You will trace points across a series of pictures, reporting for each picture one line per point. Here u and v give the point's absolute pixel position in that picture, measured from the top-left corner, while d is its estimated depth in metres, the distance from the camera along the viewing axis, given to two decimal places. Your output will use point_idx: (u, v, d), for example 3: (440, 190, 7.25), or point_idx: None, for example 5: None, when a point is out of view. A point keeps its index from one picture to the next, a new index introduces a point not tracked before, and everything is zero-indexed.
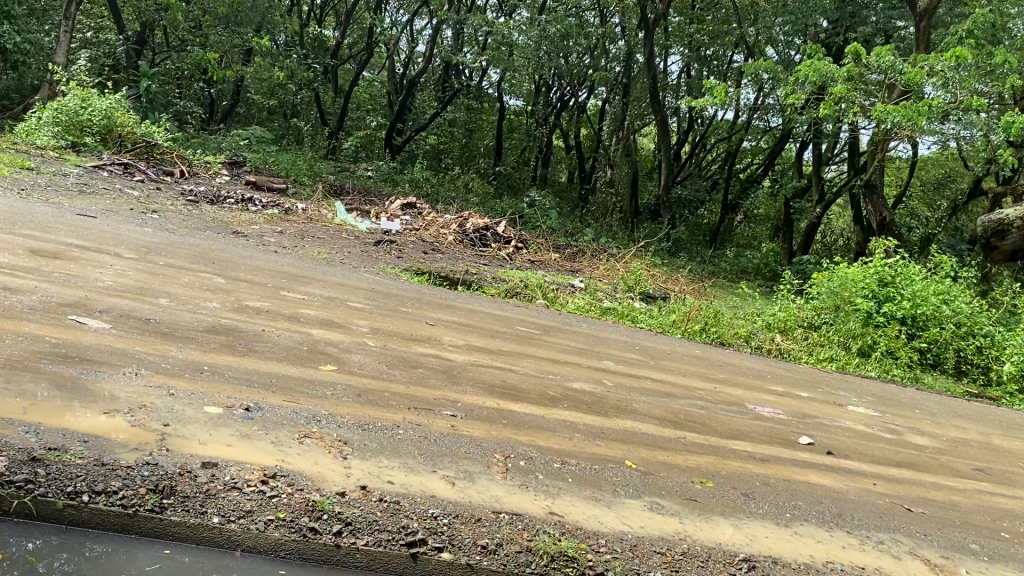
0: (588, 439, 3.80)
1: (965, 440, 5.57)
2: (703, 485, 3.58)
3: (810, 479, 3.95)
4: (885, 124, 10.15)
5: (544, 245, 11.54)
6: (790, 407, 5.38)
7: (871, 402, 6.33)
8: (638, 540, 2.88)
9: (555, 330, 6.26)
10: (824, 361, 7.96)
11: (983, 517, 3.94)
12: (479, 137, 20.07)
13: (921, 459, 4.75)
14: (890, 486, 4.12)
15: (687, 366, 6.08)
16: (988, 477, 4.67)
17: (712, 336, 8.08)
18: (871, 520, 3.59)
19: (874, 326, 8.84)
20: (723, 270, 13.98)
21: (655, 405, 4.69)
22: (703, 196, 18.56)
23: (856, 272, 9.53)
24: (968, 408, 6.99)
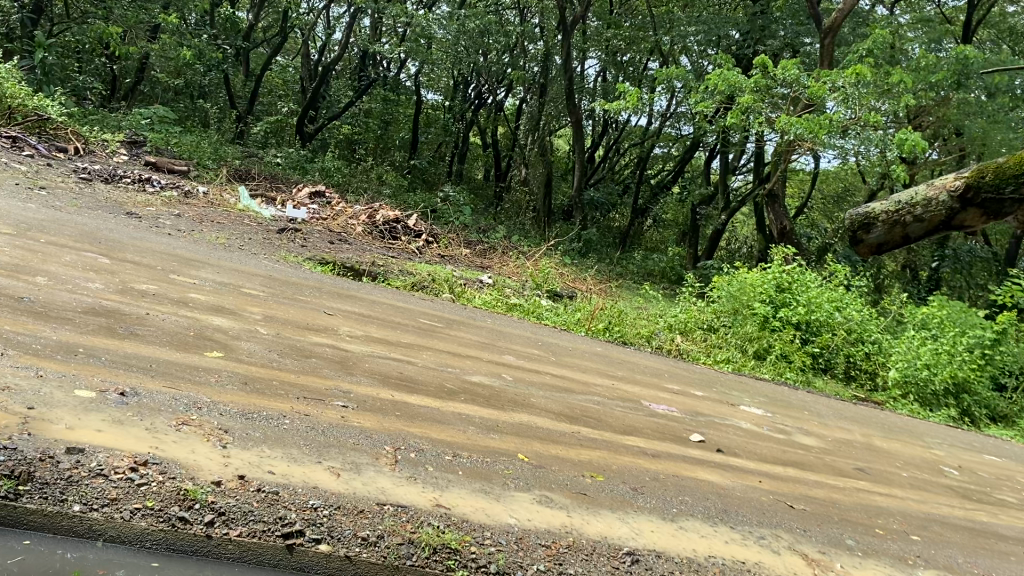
0: (482, 433, 3.78)
1: (846, 441, 5.86)
2: (594, 479, 3.61)
3: (699, 476, 4.05)
4: (788, 135, 10.43)
5: (455, 240, 11.50)
6: (684, 405, 5.60)
7: (762, 402, 6.60)
8: (524, 533, 2.87)
9: (458, 323, 6.24)
10: (721, 363, 8.25)
11: (859, 514, 4.14)
12: (394, 130, 19.87)
13: (805, 459, 4.98)
14: (775, 484, 4.28)
15: (587, 363, 6.17)
16: (865, 476, 4.92)
17: (615, 335, 8.24)
18: (754, 515, 3.71)
19: (770, 330, 9.20)
20: (630, 272, 14.22)
21: (551, 400, 4.73)
22: (614, 200, 18.81)
23: (755, 277, 9.85)
24: (855, 412, 7.35)
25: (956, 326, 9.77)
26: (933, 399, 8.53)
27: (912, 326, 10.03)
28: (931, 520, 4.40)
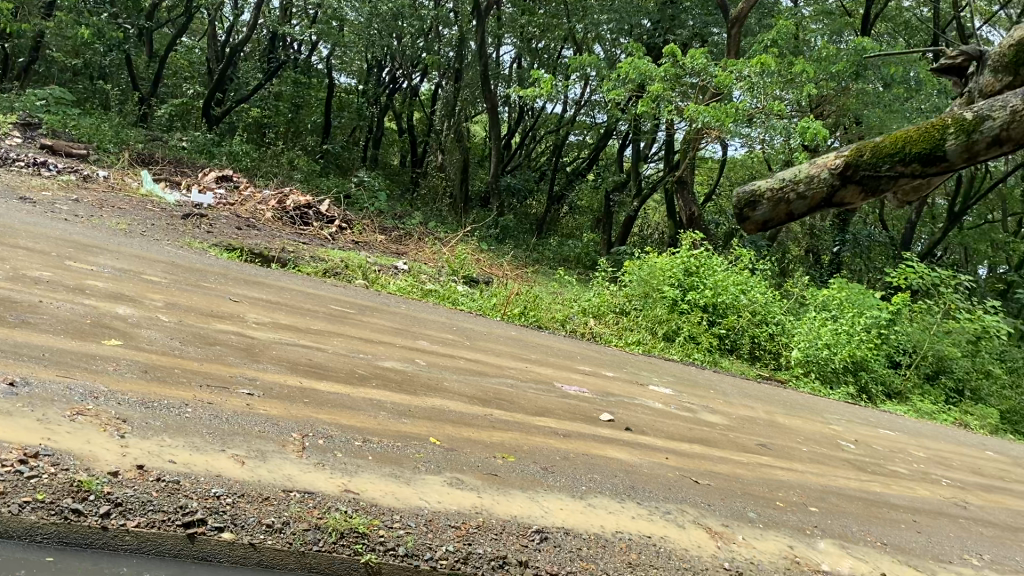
0: (393, 417, 3.77)
1: (750, 418, 6.09)
2: (504, 461, 3.65)
3: (608, 455, 4.15)
4: (696, 124, 10.64)
5: (369, 226, 11.37)
6: (595, 386, 5.75)
7: (671, 382, 6.79)
8: (433, 515, 2.88)
9: (370, 309, 6.20)
10: (633, 345, 8.44)
11: (760, 487, 4.33)
12: (306, 114, 19.46)
13: (711, 436, 5.17)
14: (682, 461, 4.43)
15: (500, 346, 6.22)
16: (767, 451, 5.13)
17: (530, 319, 8.32)
18: (661, 492, 3.83)
19: (679, 312, 9.45)
20: (547, 258, 14.35)
21: (464, 383, 4.76)
22: (530, 186, 18.90)
23: (664, 261, 10.03)
24: (760, 390, 7.65)
25: (854, 307, 10.23)
26: (833, 376, 8.96)
27: (813, 308, 10.44)
28: (827, 491, 4.65)
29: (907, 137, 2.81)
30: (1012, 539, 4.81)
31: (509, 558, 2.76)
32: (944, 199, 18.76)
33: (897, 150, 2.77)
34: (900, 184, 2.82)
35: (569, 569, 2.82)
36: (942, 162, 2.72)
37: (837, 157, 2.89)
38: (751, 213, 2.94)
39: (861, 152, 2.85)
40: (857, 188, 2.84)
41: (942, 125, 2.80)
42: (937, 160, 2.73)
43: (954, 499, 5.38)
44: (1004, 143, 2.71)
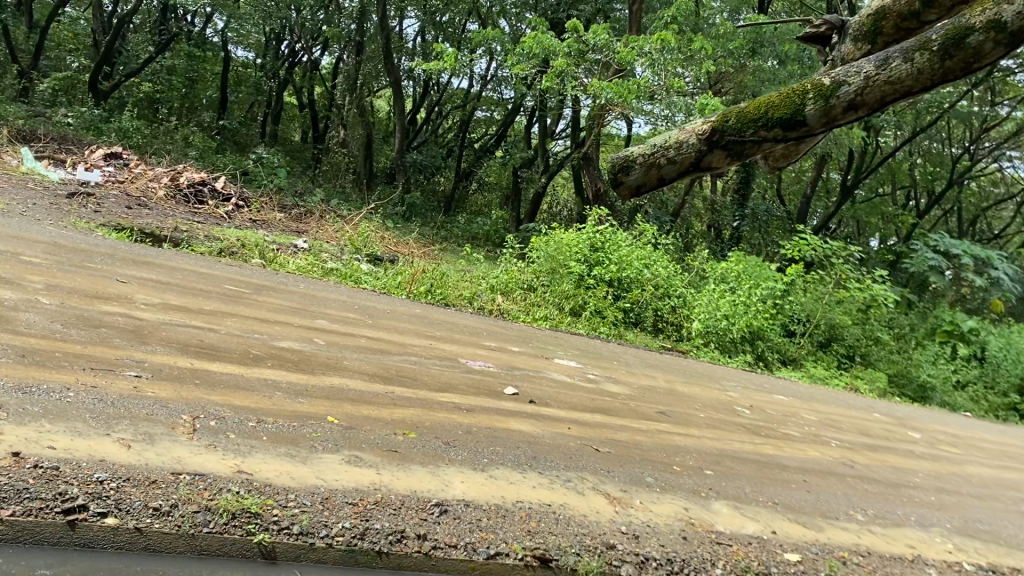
0: (290, 397, 3.71)
1: (651, 388, 6.25)
2: (405, 436, 3.66)
3: (510, 428, 4.22)
4: (599, 99, 10.73)
5: (268, 205, 11.10)
6: (499, 360, 5.80)
7: (575, 355, 6.91)
8: (330, 492, 2.85)
9: (269, 289, 6.06)
10: (540, 320, 8.54)
11: (659, 454, 4.47)
12: (202, 89, 18.78)
13: (613, 405, 5.31)
14: (583, 430, 4.56)
15: (404, 324, 6.18)
16: (665, 419, 5.30)
17: (437, 297, 8.31)
18: (561, 461, 3.92)
19: (585, 287, 9.59)
20: (454, 235, 14.36)
21: (365, 361, 4.72)
22: (437, 163, 18.76)
23: (570, 237, 10.10)
24: (662, 360, 7.87)
25: (752, 279, 10.59)
26: (731, 346, 9.40)
27: (714, 280, 10.73)
28: (723, 455, 4.82)
29: (769, 101, 2.57)
30: (893, 493, 5.10)
31: (407, 532, 2.76)
32: (837, 173, 19.51)
33: (759, 115, 2.53)
34: (765, 149, 2.61)
35: (468, 540, 2.84)
36: (800, 126, 2.48)
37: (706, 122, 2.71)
38: (624, 177, 2.84)
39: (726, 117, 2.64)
40: (722, 154, 2.63)
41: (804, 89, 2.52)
42: (795, 124, 2.48)
43: (841, 459, 5.67)
44: (861, 107, 2.40)
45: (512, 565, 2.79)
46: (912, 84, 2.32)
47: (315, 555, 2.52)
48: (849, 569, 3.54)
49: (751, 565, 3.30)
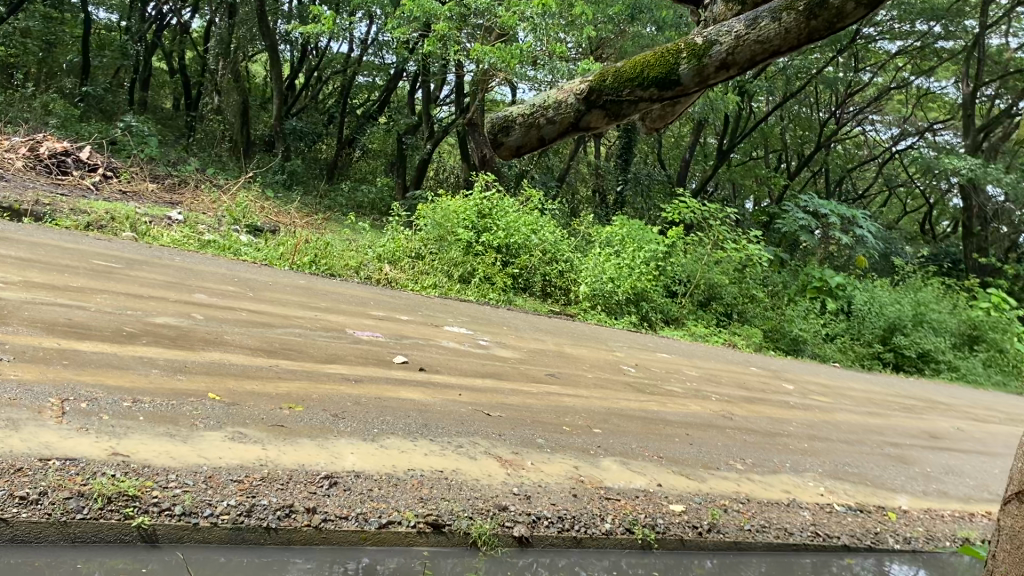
0: (168, 374, 3.57)
1: (540, 352, 6.33)
2: (291, 410, 3.59)
3: (400, 397, 4.21)
4: (482, 64, 10.65)
5: (138, 175, 10.57)
6: (386, 329, 5.74)
7: (464, 321, 6.93)
8: (214, 471, 2.77)
9: (142, 263, 5.78)
10: (429, 289, 8.52)
11: (549, 415, 4.55)
12: (59, 52, 17.57)
13: (503, 370, 5.37)
14: (474, 395, 4.59)
15: (288, 296, 6.03)
16: (554, 381, 5.40)
17: (322, 268, 8.15)
18: (452, 427, 3.94)
19: (474, 254, 9.59)
20: (337, 204, 14.10)
21: (248, 336, 4.58)
22: (318, 130, 18.26)
23: (457, 204, 10.02)
24: (551, 324, 7.99)
25: (635, 242, 10.83)
26: (617, 308, 9.64)
27: (599, 244, 10.88)
28: (610, 414, 4.95)
29: (645, 59, 2.01)
30: (770, 442, 5.36)
31: (296, 506, 2.72)
32: (714, 138, 20.11)
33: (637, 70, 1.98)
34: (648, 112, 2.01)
35: (359, 511, 2.82)
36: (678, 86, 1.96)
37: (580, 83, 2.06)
38: (506, 139, 2.12)
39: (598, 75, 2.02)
40: (600, 115, 2.03)
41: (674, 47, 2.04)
42: (670, 85, 1.98)
43: (722, 412, 5.91)
44: (733, 68, 1.99)
45: (404, 533, 2.80)
46: (777, 43, 1.96)
47: (200, 535, 2.46)
48: (730, 517, 3.70)
49: (639, 518, 3.41)
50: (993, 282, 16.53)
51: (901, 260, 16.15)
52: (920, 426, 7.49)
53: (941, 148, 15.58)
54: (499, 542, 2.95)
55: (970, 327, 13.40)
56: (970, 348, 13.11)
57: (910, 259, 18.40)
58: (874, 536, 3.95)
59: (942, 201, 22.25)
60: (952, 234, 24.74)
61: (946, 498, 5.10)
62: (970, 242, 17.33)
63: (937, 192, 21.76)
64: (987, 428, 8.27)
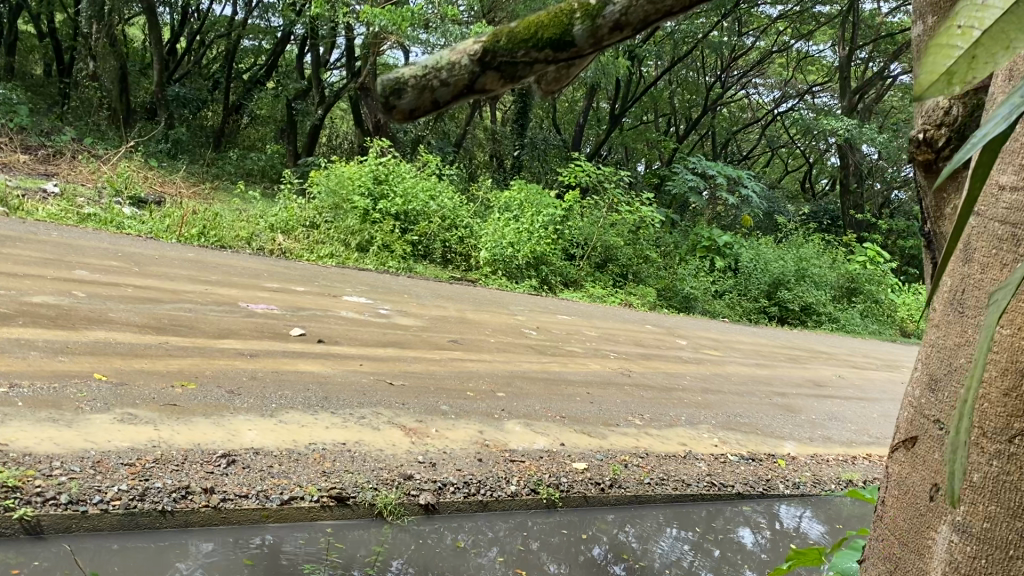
0: (48, 356, 3.39)
1: (440, 319, 6.31)
2: (184, 388, 3.49)
3: (298, 369, 4.15)
4: (374, 25, 10.40)
5: (7, 145, 9.93)
6: (282, 301, 5.61)
7: (363, 290, 6.84)
8: (102, 455, 2.66)
9: (15, 239, 5.45)
10: (326, 258, 8.40)
11: (452, 382, 4.57)
12: None
13: (403, 338, 5.35)
14: (375, 365, 4.56)
15: (176, 270, 5.80)
16: (456, 347, 5.42)
17: (212, 239, 7.91)
18: (354, 398, 3.90)
19: (371, 221, 9.47)
20: (227, 173, 13.69)
21: (135, 313, 4.40)
22: (203, 96, 17.51)
23: (351, 170, 9.85)
24: (451, 290, 7.99)
25: (533, 206, 10.93)
26: (517, 272, 9.79)
27: (498, 208, 10.90)
28: (512, 377, 4.99)
29: (538, 19, 1.79)
30: (666, 397, 5.53)
31: (193, 487, 2.63)
32: (606, 101, 20.33)
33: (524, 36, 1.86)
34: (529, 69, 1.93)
35: (259, 488, 2.75)
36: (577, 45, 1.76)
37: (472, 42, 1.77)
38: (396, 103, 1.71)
39: (491, 33, 1.74)
40: (496, 77, 1.76)
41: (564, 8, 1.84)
42: (566, 46, 1.75)
43: (621, 370, 6.04)
44: (627, 28, 1.82)
45: (308, 508, 2.75)
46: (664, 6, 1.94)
47: (89, 524, 2.37)
48: (631, 471, 3.79)
49: (543, 478, 3.45)
50: (869, 236, 17.43)
51: (784, 219, 16.83)
52: (805, 375, 7.85)
53: (820, 109, 16.20)
54: (405, 511, 2.95)
55: (849, 280, 14.10)
56: (849, 300, 13.82)
57: (794, 216, 19.18)
58: (766, 483, 4.13)
59: (821, 160, 23.24)
60: (831, 193, 25.91)
61: (830, 443, 5.37)
62: (847, 199, 18.18)
63: (816, 151, 22.69)
64: (866, 374, 8.75)
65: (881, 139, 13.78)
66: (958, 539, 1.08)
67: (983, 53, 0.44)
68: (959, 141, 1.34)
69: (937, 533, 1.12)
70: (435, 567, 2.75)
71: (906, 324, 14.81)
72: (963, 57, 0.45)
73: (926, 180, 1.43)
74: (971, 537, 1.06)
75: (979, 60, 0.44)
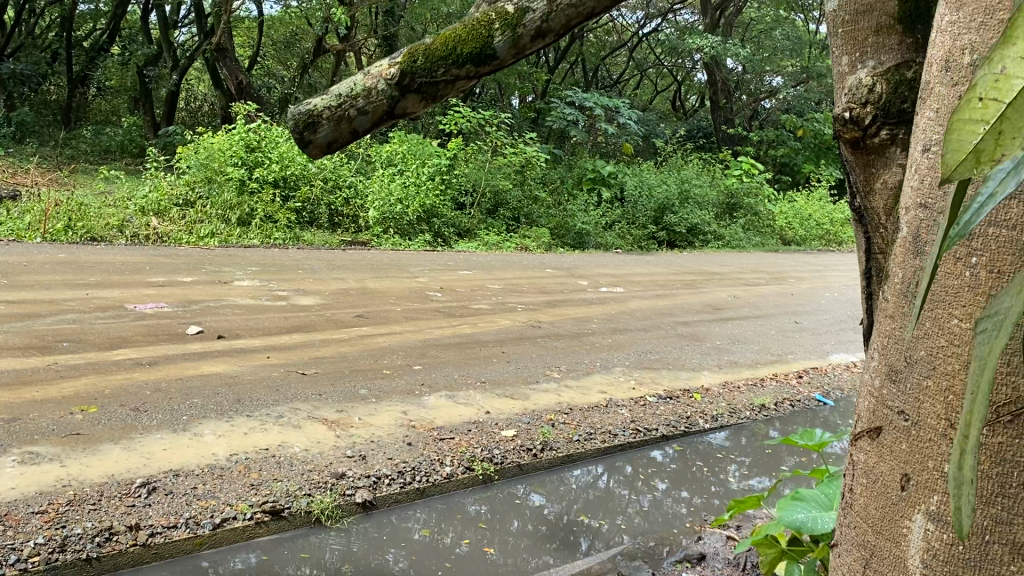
0: None
1: (342, 293, 6.17)
2: (84, 413, 3.32)
3: (203, 371, 4.02)
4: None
5: None
6: (172, 296, 5.36)
7: (256, 271, 6.63)
8: (9, 507, 2.52)
9: None
10: (207, 238, 8.10)
11: (366, 362, 4.51)
12: None
13: (309, 319, 5.23)
14: (283, 354, 4.45)
15: (50, 275, 5.44)
16: (365, 322, 5.35)
17: (81, 233, 7.44)
18: (269, 396, 3.80)
19: (249, 192, 9.12)
20: (83, 153, 12.89)
21: (14, 334, 4.14)
22: (44, 69, 16.26)
23: (221, 141, 9.50)
24: (345, 258, 7.83)
25: (416, 158, 10.78)
26: (409, 228, 9.73)
27: (380, 163, 10.68)
28: (425, 347, 4.96)
29: (455, 33, 1.90)
30: (578, 344, 5.61)
31: (116, 527, 2.52)
32: None
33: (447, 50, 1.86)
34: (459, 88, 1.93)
35: (187, 515, 2.64)
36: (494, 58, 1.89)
37: (390, 63, 1.84)
38: (311, 136, 1.78)
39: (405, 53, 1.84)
40: (417, 99, 1.85)
41: (481, 19, 1.97)
42: (488, 60, 1.91)
43: (529, 321, 6.08)
44: (548, 35, 1.99)
45: (242, 528, 2.65)
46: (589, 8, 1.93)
47: None
48: (559, 431, 3.82)
49: (475, 453, 3.43)
50: (742, 150, 17.94)
51: (661, 141, 17.11)
52: (703, 299, 8.11)
53: (682, 29, 16.37)
54: (342, 513, 2.88)
55: (728, 196, 14.58)
56: (730, 216, 14.31)
57: (670, 136, 19.52)
58: (687, 421, 4.25)
59: (687, 77, 23.65)
60: (701, 108, 26.50)
61: (737, 367, 5.58)
62: (718, 114, 18.63)
63: (683, 68, 23.07)
64: (757, 291, 9.10)
65: (744, 54, 14.13)
66: (933, 527, 1.10)
67: (1007, 131, 0.55)
68: (885, 119, 1.34)
69: (910, 522, 1.14)
70: (378, 563, 2.70)
71: (785, 232, 15.44)
72: (987, 137, 0.55)
73: (853, 156, 1.42)
74: (946, 525, 1.08)
75: (1008, 136, 0.54)
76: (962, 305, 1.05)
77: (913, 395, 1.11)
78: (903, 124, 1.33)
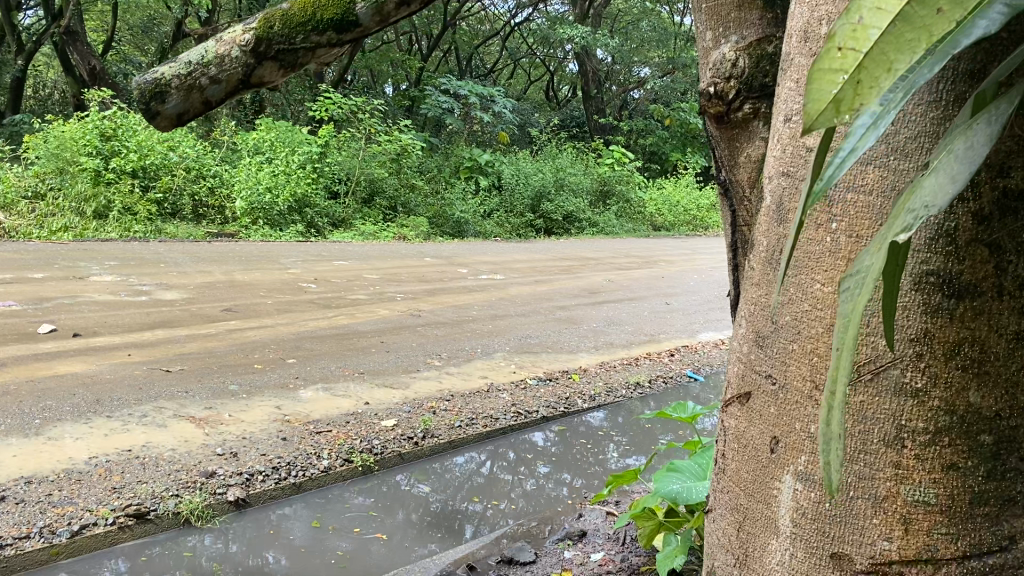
0: None
1: (209, 286, 5.92)
2: None
3: (57, 371, 3.77)
4: None
5: None
6: (22, 293, 5.01)
7: (115, 265, 6.28)
8: None
9: None
10: (60, 232, 7.68)
11: (237, 356, 4.34)
12: None
13: (174, 314, 5.00)
14: (146, 351, 4.23)
15: None
16: (235, 315, 5.16)
17: None
18: (131, 394, 3.60)
19: (105, 184, 8.60)
20: None
21: None
22: None
23: (72, 128, 8.85)
24: (212, 251, 7.53)
25: (285, 146, 10.50)
26: (279, 219, 9.48)
27: (247, 151, 10.31)
28: (299, 339, 4.82)
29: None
30: (457, 330, 5.60)
31: None
32: None
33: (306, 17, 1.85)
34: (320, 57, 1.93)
35: (42, 524, 2.47)
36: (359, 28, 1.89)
37: (245, 31, 1.85)
38: (160, 107, 1.81)
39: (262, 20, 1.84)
40: (273, 67, 1.87)
41: None
42: (349, 28, 1.88)
43: (408, 310, 6.02)
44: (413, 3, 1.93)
45: (104, 533, 2.50)
46: None
47: None
48: (440, 418, 3.79)
49: (354, 445, 3.36)
50: (614, 139, 18.36)
51: (535, 131, 17.30)
52: (579, 284, 8.25)
53: (553, 19, 16.55)
54: (214, 512, 2.76)
55: (601, 184, 14.90)
56: (604, 204, 14.63)
57: (544, 125, 19.75)
58: (566, 401, 4.30)
59: (559, 67, 24.03)
60: (573, 98, 26.98)
61: (614, 348, 5.70)
62: (591, 103, 18.97)
63: (554, 59, 23.42)
64: (631, 274, 9.34)
65: (613, 45, 14.41)
66: (802, 486, 1.14)
67: (864, 80, 0.57)
68: (748, 93, 1.37)
69: (780, 484, 1.18)
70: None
71: (656, 218, 15.90)
72: (847, 85, 0.57)
73: (717, 131, 1.45)
74: (813, 484, 1.12)
75: (865, 86, 0.56)
76: (824, 269, 1.08)
77: (780, 358, 1.15)
78: (764, 97, 1.36)
